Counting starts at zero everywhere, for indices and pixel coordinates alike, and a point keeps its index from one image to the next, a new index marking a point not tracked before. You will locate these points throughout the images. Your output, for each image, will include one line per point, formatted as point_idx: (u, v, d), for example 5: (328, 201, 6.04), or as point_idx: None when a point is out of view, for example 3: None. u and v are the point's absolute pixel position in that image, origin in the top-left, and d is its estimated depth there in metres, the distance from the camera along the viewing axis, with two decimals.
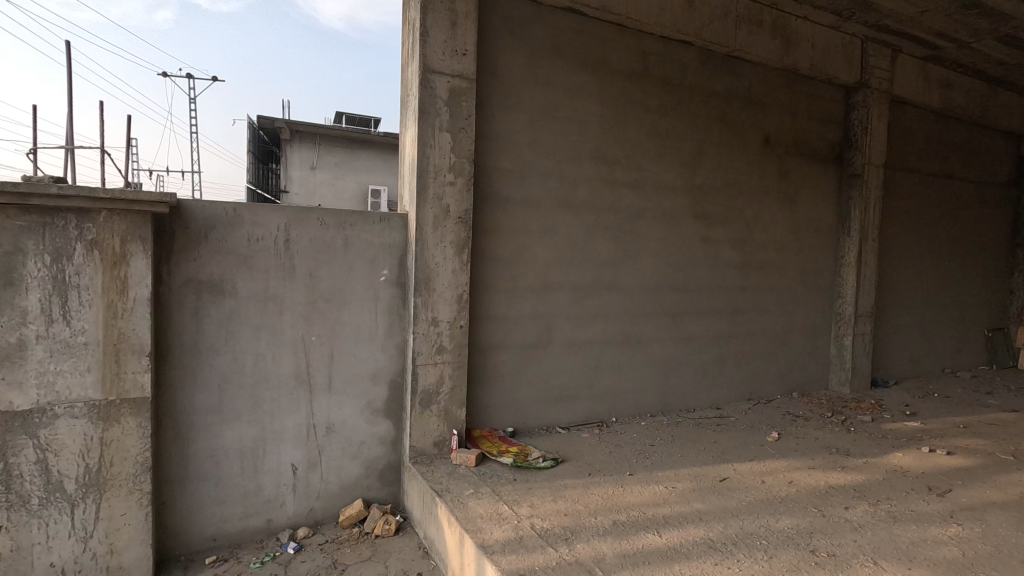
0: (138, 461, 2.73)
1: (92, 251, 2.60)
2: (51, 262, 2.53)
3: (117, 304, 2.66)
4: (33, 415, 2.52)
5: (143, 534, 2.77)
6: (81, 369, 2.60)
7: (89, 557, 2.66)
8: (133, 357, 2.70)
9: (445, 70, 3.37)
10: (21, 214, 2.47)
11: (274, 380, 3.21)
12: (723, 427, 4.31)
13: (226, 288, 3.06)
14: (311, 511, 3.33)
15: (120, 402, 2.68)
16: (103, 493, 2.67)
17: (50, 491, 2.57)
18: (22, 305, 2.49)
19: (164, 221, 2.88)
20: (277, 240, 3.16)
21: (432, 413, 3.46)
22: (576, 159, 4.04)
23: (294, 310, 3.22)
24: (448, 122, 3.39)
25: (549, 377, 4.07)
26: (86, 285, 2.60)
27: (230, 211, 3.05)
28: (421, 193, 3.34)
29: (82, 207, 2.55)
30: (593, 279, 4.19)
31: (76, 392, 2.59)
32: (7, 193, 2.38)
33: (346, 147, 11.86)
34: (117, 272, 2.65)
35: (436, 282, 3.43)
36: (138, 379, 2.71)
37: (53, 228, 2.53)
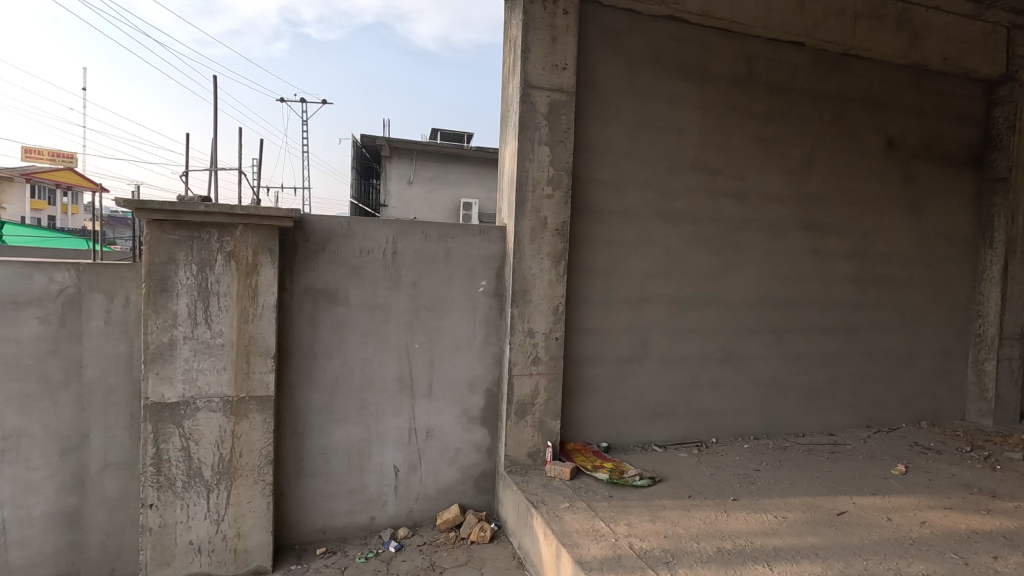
0: (263, 453, 2.99)
1: (230, 262, 2.90)
2: (197, 271, 2.85)
3: (249, 309, 2.94)
4: (180, 407, 2.84)
5: (264, 521, 3.02)
6: (219, 367, 2.90)
7: (220, 538, 2.94)
8: (261, 358, 2.97)
9: (545, 85, 3.42)
10: (175, 229, 2.80)
11: (380, 385, 3.38)
12: (838, 455, 3.96)
13: (339, 296, 3.28)
14: (410, 512, 3.47)
15: (249, 398, 2.95)
16: (233, 480, 2.94)
17: (192, 475, 2.88)
18: (173, 309, 2.82)
19: (289, 233, 3.15)
20: (386, 252, 3.36)
21: (527, 423, 3.49)
22: (675, 169, 3.93)
23: (398, 317, 3.39)
24: (547, 136, 3.44)
25: (644, 392, 3.97)
26: (224, 292, 2.89)
27: (345, 225, 3.27)
28: (520, 205, 3.40)
29: (223, 223, 2.86)
30: (692, 292, 4.04)
31: (214, 387, 2.89)
32: (165, 211, 2.71)
33: (439, 162, 12.33)
34: (250, 281, 2.93)
35: (532, 293, 3.47)
36: (264, 379, 2.97)
37: (200, 242, 2.85)
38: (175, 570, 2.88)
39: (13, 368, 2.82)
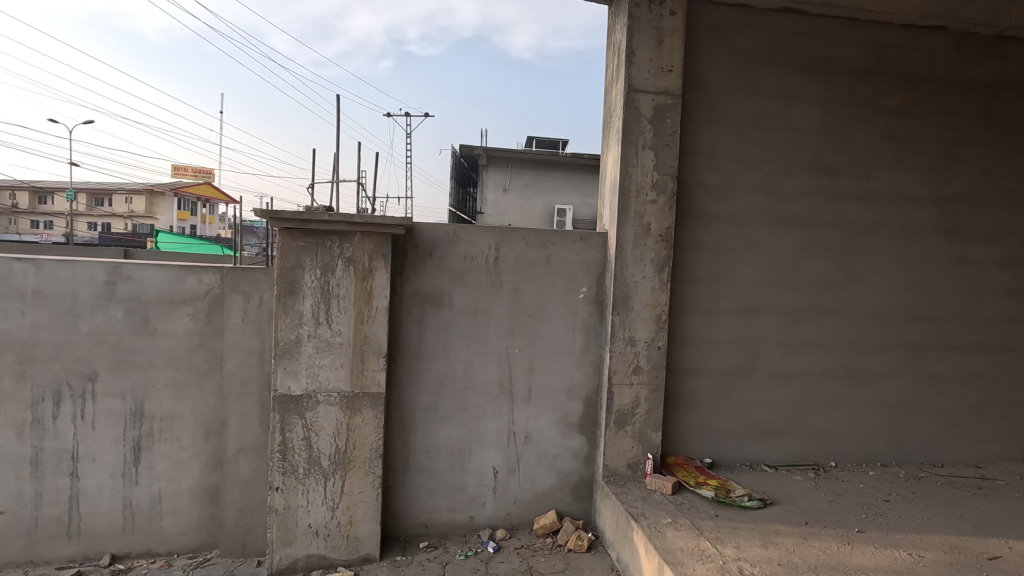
0: (374, 447, 3.18)
1: (348, 266, 3.12)
2: (320, 274, 3.09)
3: (364, 311, 3.15)
4: (304, 399, 3.09)
5: (374, 511, 3.21)
6: (337, 364, 3.12)
7: (335, 523, 3.16)
8: (373, 357, 3.16)
9: (650, 88, 3.35)
10: (302, 236, 3.06)
11: (481, 388, 3.47)
12: (987, 491, 3.48)
13: (444, 300, 3.42)
14: (508, 514, 3.52)
15: (362, 394, 3.15)
16: (347, 470, 3.16)
17: (312, 463, 3.12)
18: (299, 309, 3.08)
19: (400, 240, 3.33)
20: (488, 258, 3.45)
21: (626, 433, 3.42)
22: (791, 171, 3.68)
23: (499, 323, 3.47)
24: (652, 140, 3.36)
25: (753, 408, 3.74)
26: (343, 295, 3.12)
27: (450, 232, 3.40)
28: (622, 211, 3.35)
29: (343, 231, 3.08)
30: (808, 303, 3.75)
31: (333, 383, 3.12)
32: (294, 220, 2.98)
33: (534, 169, 12.46)
34: (365, 284, 3.14)
35: (634, 300, 3.40)
36: (376, 377, 3.17)
37: (323, 248, 3.09)
38: (295, 550, 3.13)
39: (169, 359, 3.26)
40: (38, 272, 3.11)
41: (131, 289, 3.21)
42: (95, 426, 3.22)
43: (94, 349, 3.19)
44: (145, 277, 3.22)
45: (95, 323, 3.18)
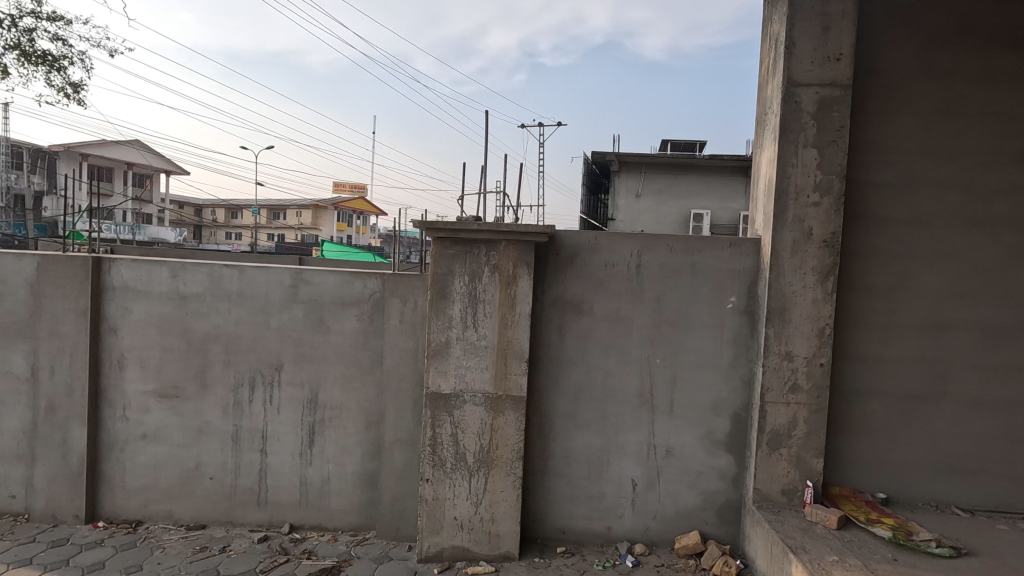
0: (515, 448, 3.28)
1: (494, 273, 3.26)
2: (468, 281, 3.27)
3: (508, 316, 3.27)
4: (452, 398, 3.29)
5: (514, 511, 3.30)
6: (482, 366, 3.28)
7: (477, 518, 3.31)
8: (516, 361, 3.27)
9: (813, 81, 3.06)
10: (452, 245, 3.26)
11: (620, 397, 3.42)
12: None
13: (585, 307, 3.43)
14: (647, 529, 3.42)
15: (505, 396, 3.27)
16: (490, 469, 3.29)
17: (458, 459, 3.29)
18: (449, 313, 3.28)
19: (542, 248, 3.40)
20: (630, 266, 3.39)
21: (781, 456, 3.14)
22: (993, 164, 3.14)
23: (640, 331, 3.39)
24: (815, 137, 3.07)
25: (940, 439, 3.23)
26: (489, 300, 3.27)
27: (592, 239, 3.40)
28: (779, 216, 3.10)
29: (490, 239, 3.23)
30: (1017, 319, 3.16)
31: (478, 384, 3.28)
32: (447, 229, 3.18)
33: (669, 174, 12.01)
34: (509, 290, 3.26)
35: (792, 312, 3.12)
36: (518, 380, 3.27)
37: (471, 255, 3.26)
38: (442, 539, 3.32)
39: (338, 355, 3.66)
40: (241, 276, 3.69)
41: (310, 292, 3.66)
42: (280, 410, 3.71)
43: (281, 343, 3.69)
44: (321, 282, 3.65)
45: (282, 321, 3.68)
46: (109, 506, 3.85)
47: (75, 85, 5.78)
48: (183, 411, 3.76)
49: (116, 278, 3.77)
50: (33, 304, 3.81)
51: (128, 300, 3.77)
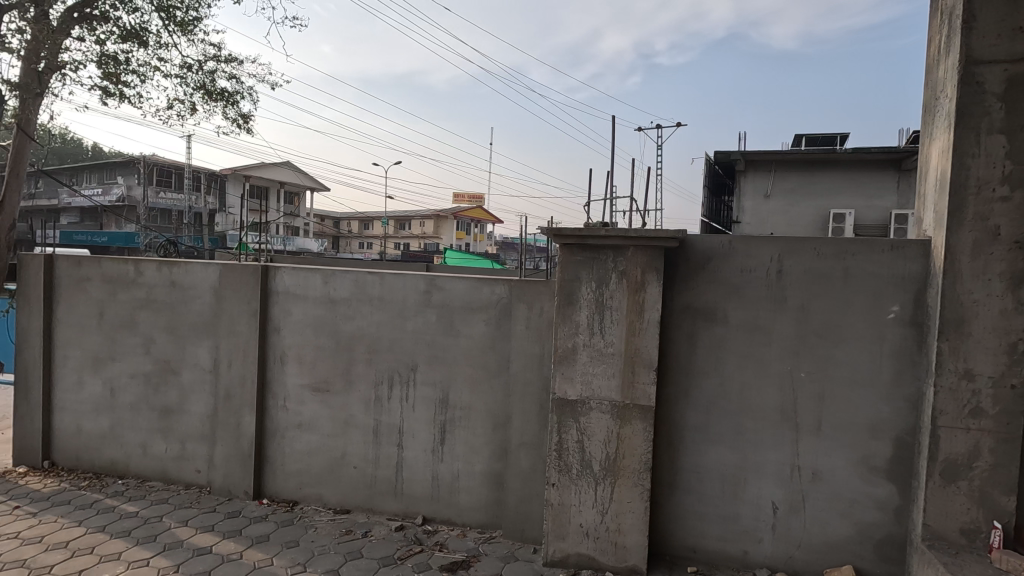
0: (643, 459, 3.19)
1: (622, 280, 3.21)
2: (596, 287, 3.25)
3: (636, 324, 3.20)
4: (578, 404, 3.28)
5: (642, 524, 3.21)
6: (609, 374, 3.24)
7: (603, 527, 3.27)
8: (644, 370, 3.18)
9: (1001, 57, 2.64)
10: (579, 251, 3.26)
11: (759, 413, 3.19)
12: None
13: (719, 316, 3.25)
14: (790, 558, 3.15)
15: (633, 405, 3.20)
16: (617, 479, 3.23)
17: (584, 466, 3.28)
18: (576, 319, 3.29)
19: (672, 254, 3.28)
20: (770, 271, 3.16)
21: (959, 491, 2.73)
22: None
23: (782, 342, 3.14)
24: (1003, 122, 2.64)
25: None
26: (616, 307, 3.22)
27: (727, 244, 3.22)
28: (955, 215, 2.72)
29: (618, 245, 3.18)
30: None
31: (605, 392, 3.24)
32: (575, 236, 3.19)
33: (804, 171, 11.02)
34: (638, 297, 3.18)
35: (972, 325, 2.71)
36: (647, 390, 3.18)
37: (598, 262, 3.24)
38: (568, 545, 3.32)
39: (468, 358, 3.83)
40: (382, 282, 4.00)
41: (442, 297, 3.87)
42: (415, 408, 3.96)
43: (416, 345, 3.94)
44: (453, 288, 3.84)
45: (417, 324, 3.93)
46: (271, 485, 4.36)
47: (245, 116, 6.66)
48: (332, 404, 4.15)
49: (279, 284, 4.27)
50: (216, 306, 4.44)
51: (288, 304, 4.26)
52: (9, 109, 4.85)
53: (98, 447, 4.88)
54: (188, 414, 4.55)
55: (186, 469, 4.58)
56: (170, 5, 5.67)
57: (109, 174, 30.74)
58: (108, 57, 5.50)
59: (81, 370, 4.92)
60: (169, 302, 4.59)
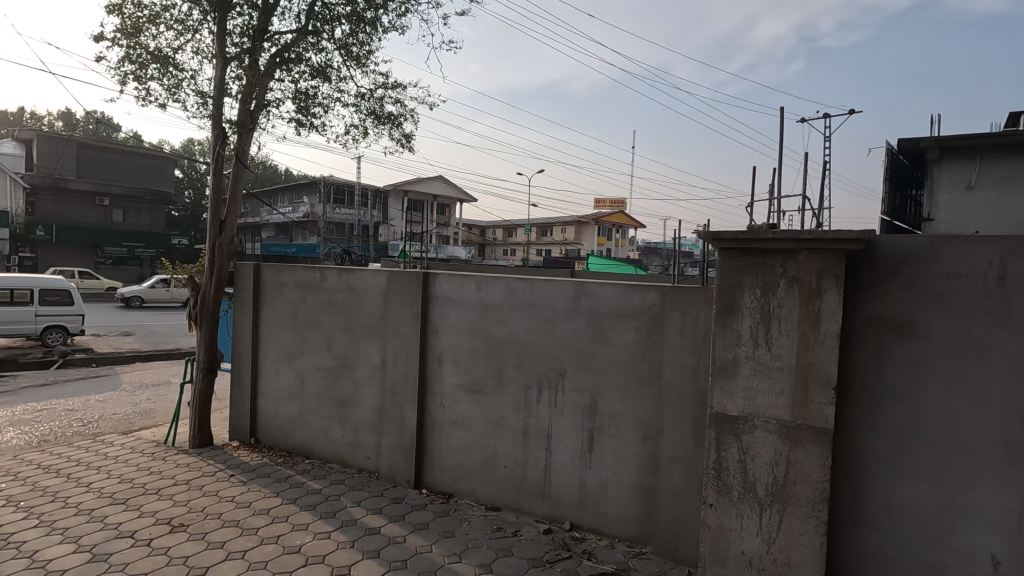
0: (818, 488, 2.85)
1: (793, 286, 2.90)
2: (761, 295, 2.99)
3: (809, 336, 2.87)
4: (740, 421, 3.05)
5: (816, 562, 2.87)
6: (777, 390, 2.95)
7: (769, 559, 2.98)
8: (820, 388, 2.85)
9: None
10: (741, 256, 3.04)
11: (971, 446, 2.68)
12: None
13: (916, 329, 2.79)
14: None
15: (806, 427, 2.88)
16: (785, 506, 2.93)
17: (746, 489, 3.02)
18: (738, 329, 3.06)
19: (855, 257, 2.90)
20: (987, 278, 2.64)
21: None
22: None
23: (1006, 363, 2.60)
24: None
25: None
26: (785, 317, 2.93)
27: (926, 245, 2.76)
28: None
29: (787, 249, 2.89)
30: None
31: (772, 409, 2.96)
32: (736, 239, 2.98)
33: None
34: (812, 306, 2.86)
35: None
36: (823, 410, 2.84)
37: (763, 267, 2.98)
38: (727, 572, 3.09)
39: (618, 366, 3.75)
40: (531, 288, 4.09)
41: (591, 304, 3.85)
42: (563, 414, 3.98)
43: (565, 351, 3.96)
44: (602, 294, 3.80)
45: (566, 330, 3.96)
46: (430, 477, 4.68)
47: (407, 136, 7.30)
48: (484, 404, 4.35)
49: (438, 289, 4.59)
50: (384, 309, 4.90)
51: (445, 308, 4.56)
52: (230, 143, 5.85)
53: (291, 429, 5.66)
54: (360, 406, 5.08)
55: (358, 455, 5.11)
56: (348, 43, 6.42)
57: (296, 194, 35.75)
58: (301, 94, 6.39)
59: (279, 362, 5.75)
60: (346, 305, 5.18)
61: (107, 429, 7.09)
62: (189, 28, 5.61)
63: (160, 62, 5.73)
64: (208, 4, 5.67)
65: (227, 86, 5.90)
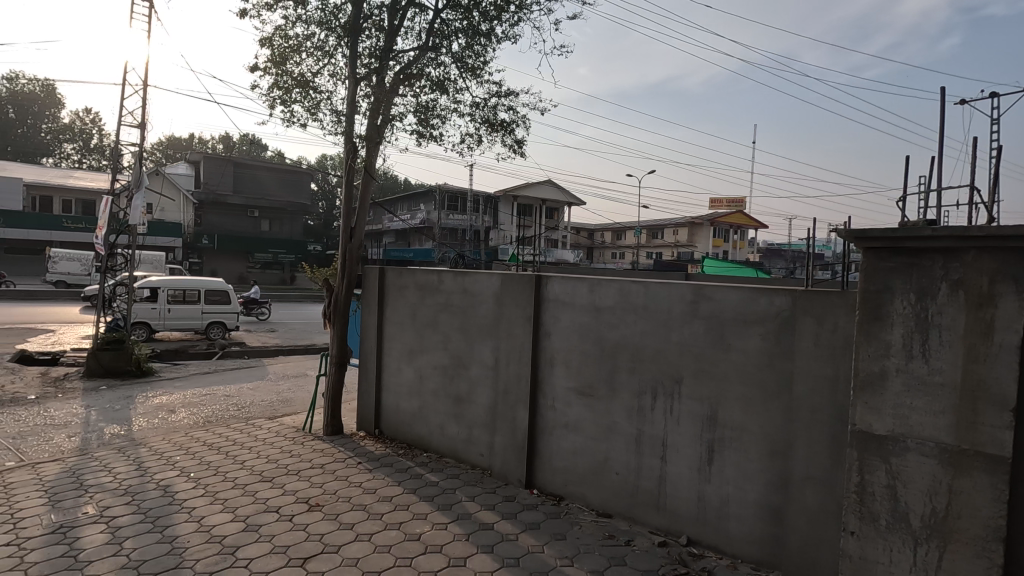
0: (991, 525, 2.45)
1: (956, 291, 2.54)
2: (915, 300, 2.65)
3: (979, 348, 2.48)
4: (888, 442, 2.72)
5: None
6: (936, 410, 2.59)
7: None
8: (993, 409, 2.45)
9: None
10: (891, 257, 2.72)
11: None
12: None
13: None
14: None
15: (975, 453, 2.49)
16: (947, 543, 2.55)
17: (897, 519, 2.69)
18: (886, 339, 2.74)
19: None
20: None
21: None
22: None
23: None
24: None
25: None
26: (947, 326, 2.56)
27: None
28: None
29: (950, 248, 2.53)
30: None
31: (929, 431, 2.60)
32: (886, 238, 2.67)
33: None
34: (982, 314, 2.47)
35: None
36: (997, 435, 2.44)
37: (919, 269, 2.64)
38: None
39: (741, 375, 3.52)
40: (646, 291, 3.98)
41: (711, 308, 3.66)
42: (680, 423, 3.82)
43: (682, 357, 3.80)
44: (723, 298, 3.60)
45: (683, 335, 3.79)
46: (541, 478, 4.71)
47: (519, 141, 7.45)
48: (596, 408, 4.30)
49: (551, 292, 4.63)
50: (497, 311, 5.04)
51: (557, 310, 4.57)
52: (360, 156, 6.36)
53: (411, 423, 6.00)
54: (474, 404, 5.26)
55: (472, 452, 5.29)
56: (464, 55, 6.70)
57: (414, 202, 38.03)
58: (421, 107, 6.78)
59: (400, 360, 6.13)
60: (461, 306, 5.40)
61: (257, 414, 8.02)
62: (326, 54, 6.19)
63: (302, 86, 6.38)
64: (342, 31, 6.22)
65: (357, 104, 6.42)
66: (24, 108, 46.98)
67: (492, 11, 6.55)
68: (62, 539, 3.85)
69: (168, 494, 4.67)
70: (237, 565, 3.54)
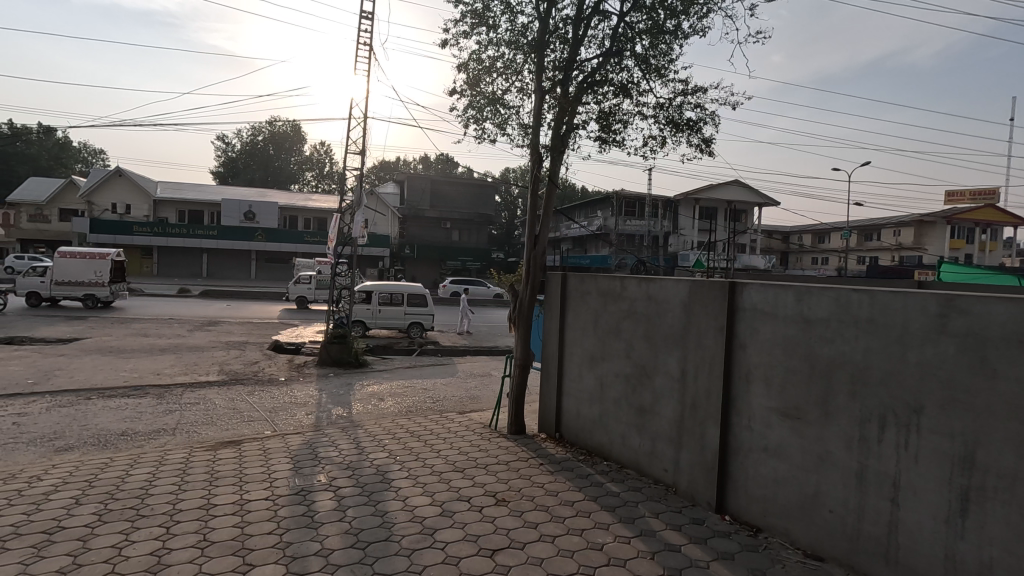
0: None
1: None
2: None
3: None
4: None
5: None
6: None
7: None
8: None
9: None
10: None
11: None
12: None
13: None
14: None
15: None
16: None
17: None
18: None
19: None
20: None
21: None
22: None
23: None
24: None
25: None
26: None
27: None
28: None
29: None
30: None
31: None
32: None
33: None
34: None
35: None
36: None
37: None
38: None
39: (1013, 410, 2.79)
40: (873, 302, 3.40)
41: (967, 324, 2.97)
42: (919, 461, 3.17)
43: (922, 383, 3.15)
44: (986, 312, 2.89)
45: (924, 356, 3.15)
46: (734, 504, 4.31)
47: (707, 141, 7.01)
48: (804, 434, 3.79)
49: (747, 300, 4.22)
50: (685, 320, 4.75)
51: (755, 321, 4.16)
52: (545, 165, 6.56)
53: (591, 429, 5.97)
54: (658, 416, 5.03)
55: (655, 466, 5.06)
56: (649, 56, 6.52)
57: (592, 209, 38.34)
58: (604, 113, 6.76)
59: (582, 366, 6.15)
60: (646, 314, 5.22)
61: (450, 407, 8.78)
62: (514, 71, 6.53)
63: (493, 104, 6.82)
64: (529, 47, 6.50)
65: (543, 116, 6.65)
66: (278, 146, 58.25)
67: (680, 6, 6.27)
68: (302, 500, 4.62)
69: (378, 474, 5.32)
70: (435, 546, 3.86)
